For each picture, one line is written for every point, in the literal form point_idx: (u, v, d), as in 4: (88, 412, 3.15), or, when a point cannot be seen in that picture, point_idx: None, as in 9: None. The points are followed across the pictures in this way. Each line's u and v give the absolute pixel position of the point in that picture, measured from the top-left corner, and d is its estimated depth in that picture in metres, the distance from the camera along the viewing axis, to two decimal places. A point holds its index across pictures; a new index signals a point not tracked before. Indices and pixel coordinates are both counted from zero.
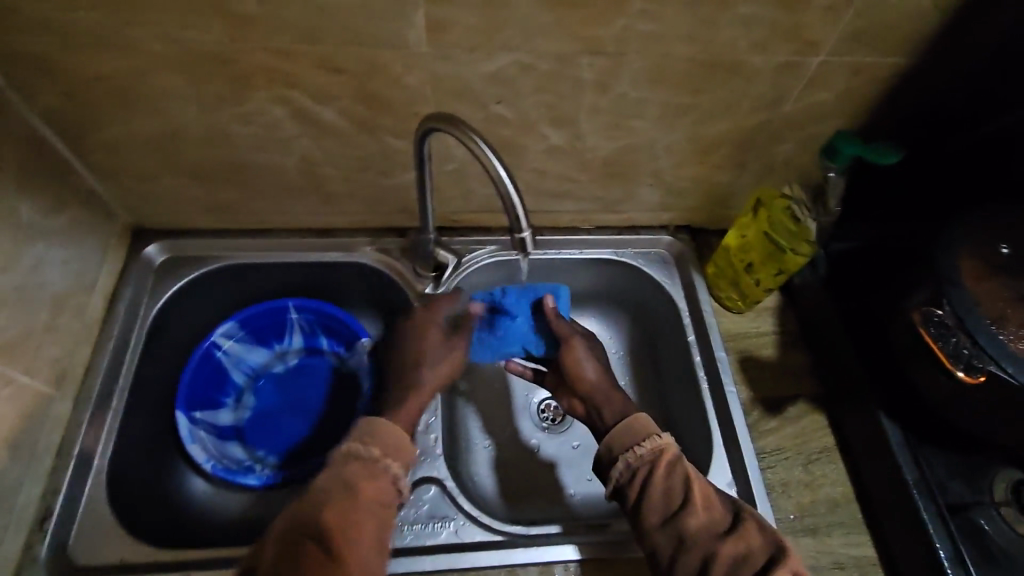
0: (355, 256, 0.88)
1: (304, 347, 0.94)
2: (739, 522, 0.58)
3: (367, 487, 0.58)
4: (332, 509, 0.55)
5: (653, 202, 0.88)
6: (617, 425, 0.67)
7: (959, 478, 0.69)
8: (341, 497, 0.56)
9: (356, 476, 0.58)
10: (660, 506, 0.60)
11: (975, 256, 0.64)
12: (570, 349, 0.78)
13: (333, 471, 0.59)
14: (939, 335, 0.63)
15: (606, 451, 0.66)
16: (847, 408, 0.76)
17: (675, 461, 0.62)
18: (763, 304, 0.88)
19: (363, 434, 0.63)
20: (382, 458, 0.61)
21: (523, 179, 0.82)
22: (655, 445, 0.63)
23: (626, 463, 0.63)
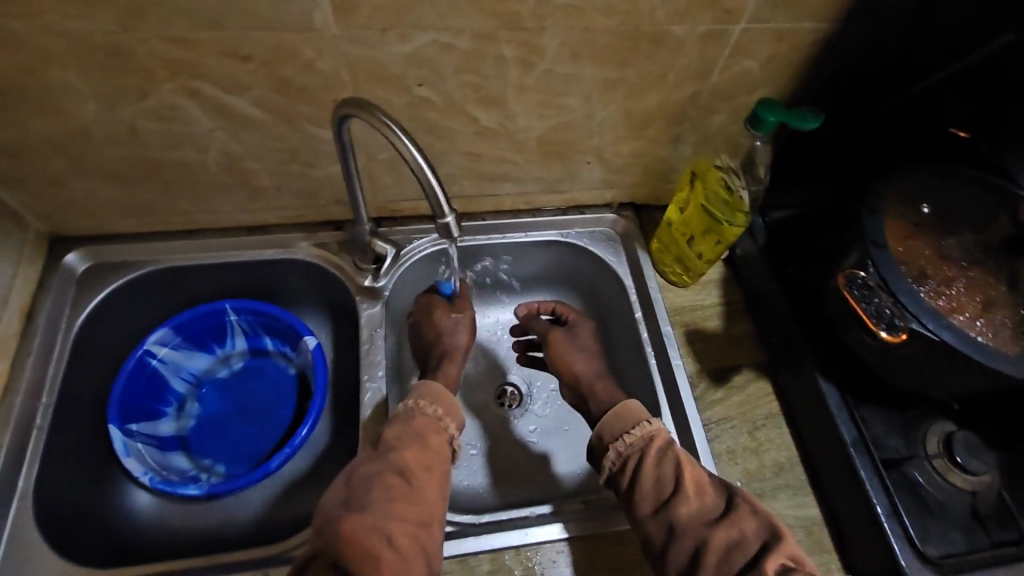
0: (293, 252, 0.85)
1: (249, 349, 0.91)
2: (730, 507, 0.59)
3: (433, 438, 0.64)
4: (410, 454, 0.61)
5: (594, 180, 0.88)
6: (606, 414, 0.70)
7: (894, 433, 0.71)
8: (413, 443, 0.63)
9: (424, 429, 0.65)
10: (652, 494, 0.63)
11: (899, 216, 0.65)
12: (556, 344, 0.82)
13: (400, 423, 0.65)
14: (862, 297, 0.60)
15: (596, 440, 0.69)
16: (789, 373, 0.78)
17: (663, 448, 0.65)
18: (708, 276, 0.89)
19: (428, 395, 0.68)
20: (445, 418, 0.67)
21: (458, 163, 0.80)
22: (645, 432, 0.66)
23: (618, 452, 0.66)
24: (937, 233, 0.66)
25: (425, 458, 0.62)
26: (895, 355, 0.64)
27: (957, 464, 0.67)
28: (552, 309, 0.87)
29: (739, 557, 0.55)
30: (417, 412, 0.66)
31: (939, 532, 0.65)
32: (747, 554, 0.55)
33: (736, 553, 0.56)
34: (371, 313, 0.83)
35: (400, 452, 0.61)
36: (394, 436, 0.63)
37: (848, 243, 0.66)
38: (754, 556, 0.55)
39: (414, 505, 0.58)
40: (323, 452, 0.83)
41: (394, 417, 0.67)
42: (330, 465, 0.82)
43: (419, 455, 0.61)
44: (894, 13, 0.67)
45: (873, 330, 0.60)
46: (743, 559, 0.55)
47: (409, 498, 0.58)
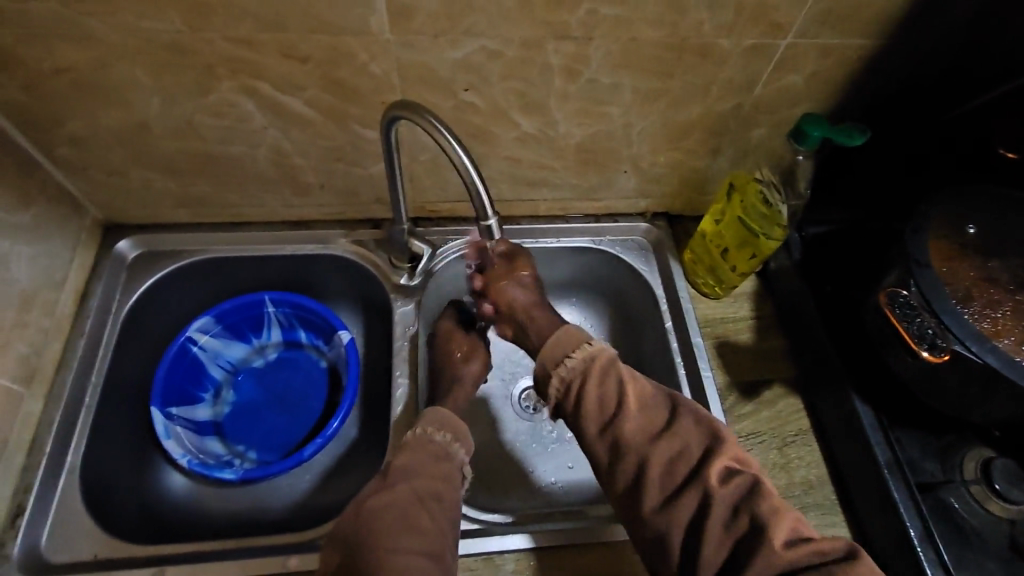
0: (332, 249, 0.88)
1: (284, 341, 0.93)
2: (673, 421, 0.61)
3: (443, 467, 0.64)
4: (418, 484, 0.61)
5: (630, 189, 0.88)
6: (547, 342, 0.69)
7: (931, 457, 0.70)
8: (422, 472, 0.63)
9: (434, 458, 0.65)
10: (595, 414, 0.63)
11: (945, 236, 0.64)
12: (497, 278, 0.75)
13: (412, 452, 0.65)
14: (904, 317, 0.63)
15: (539, 367, 0.67)
16: (822, 391, 0.77)
17: (606, 368, 0.64)
18: (740, 289, 0.88)
19: (436, 422, 0.67)
20: (453, 443, 0.66)
21: (497, 168, 0.81)
22: (585, 354, 0.66)
23: (560, 377, 0.65)
24: (983, 254, 0.65)
25: (433, 488, 0.62)
26: (934, 376, 0.63)
27: (996, 491, 0.66)
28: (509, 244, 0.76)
29: (682, 467, 0.58)
30: (428, 442, 0.66)
31: (976, 560, 0.64)
32: (690, 465, 0.58)
33: (680, 463, 0.58)
34: (405, 312, 0.85)
35: (410, 483, 0.61)
36: (405, 466, 0.63)
37: (890, 261, 0.66)
38: (697, 464, 0.58)
39: (423, 536, 0.58)
40: (352, 445, 0.85)
41: (403, 445, 0.66)
42: (358, 457, 0.84)
43: (429, 486, 0.62)
44: (947, 32, 0.67)
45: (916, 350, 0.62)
46: (687, 469, 0.58)
47: (418, 529, 0.58)
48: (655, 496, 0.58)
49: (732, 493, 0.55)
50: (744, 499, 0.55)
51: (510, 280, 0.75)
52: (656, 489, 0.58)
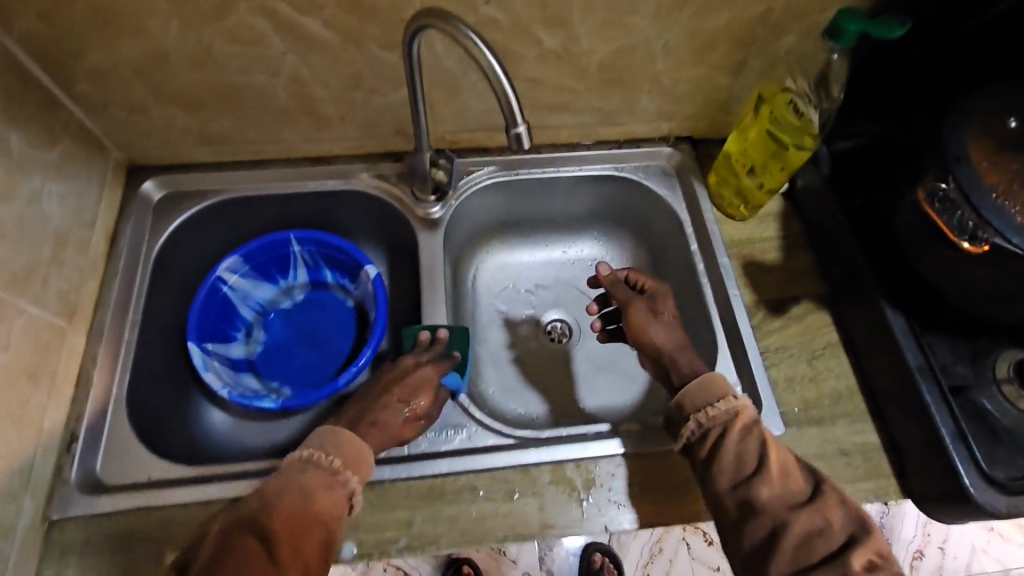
0: (353, 184, 0.87)
1: (310, 282, 0.95)
2: (817, 496, 0.59)
3: (322, 498, 0.57)
4: (282, 519, 0.54)
5: (654, 111, 0.87)
6: (690, 383, 0.68)
7: (962, 361, 0.69)
8: (294, 502, 0.56)
9: (313, 487, 0.58)
10: (731, 469, 0.62)
11: (985, 133, 0.62)
12: (629, 319, 0.78)
13: (289, 476, 0.58)
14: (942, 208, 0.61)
15: (676, 407, 0.67)
16: (850, 304, 0.77)
17: (748, 425, 0.64)
18: (766, 210, 0.88)
19: (328, 442, 0.62)
20: (343, 470, 0.60)
21: (519, 91, 0.80)
22: (731, 406, 0.65)
23: (698, 423, 0.65)
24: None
25: (302, 523, 0.55)
26: (975, 275, 0.63)
27: None
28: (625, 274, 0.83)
29: (820, 546, 0.56)
30: (315, 465, 0.60)
31: (1007, 457, 0.64)
32: (830, 546, 0.56)
33: (818, 540, 0.56)
34: (431, 242, 0.85)
35: (273, 515, 0.54)
36: (278, 485, 0.57)
37: (920, 167, 0.64)
38: (838, 547, 0.56)
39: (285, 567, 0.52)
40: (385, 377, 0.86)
41: (283, 469, 0.60)
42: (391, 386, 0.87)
43: (294, 521, 0.54)
44: None
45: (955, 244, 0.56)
46: (827, 548, 0.56)
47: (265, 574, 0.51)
48: (785, 565, 0.56)
49: None
50: None
51: (655, 318, 0.77)
52: (784, 562, 0.56)
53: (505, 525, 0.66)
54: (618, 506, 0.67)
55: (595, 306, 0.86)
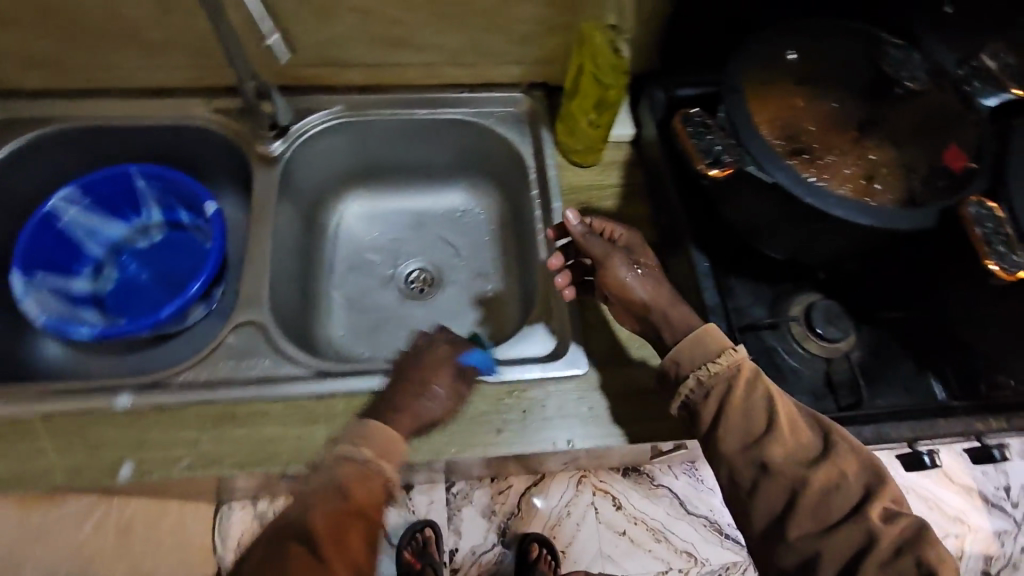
0: (192, 119, 0.85)
1: (166, 222, 0.93)
2: (829, 448, 0.56)
3: (357, 490, 0.58)
4: (321, 519, 0.56)
5: (498, 53, 0.86)
6: (684, 339, 0.62)
7: (760, 303, 0.70)
8: (332, 501, 0.57)
9: (347, 481, 0.58)
10: (739, 428, 0.58)
11: (765, 65, 0.61)
12: (609, 273, 0.67)
13: (324, 472, 0.59)
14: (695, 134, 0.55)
15: (671, 363, 0.62)
16: (671, 251, 0.77)
17: (751, 379, 0.59)
18: (610, 159, 0.87)
19: (356, 437, 0.61)
20: (378, 459, 0.60)
21: (346, 21, 0.78)
22: (730, 359, 0.60)
23: (699, 381, 0.60)
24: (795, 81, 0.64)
25: (339, 521, 0.56)
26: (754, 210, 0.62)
27: (815, 332, 0.66)
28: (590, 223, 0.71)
29: (840, 500, 0.54)
30: (346, 463, 0.60)
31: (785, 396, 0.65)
32: (849, 500, 0.53)
33: (836, 496, 0.54)
34: (267, 179, 0.84)
35: (310, 514, 0.56)
36: (313, 491, 0.58)
37: None
38: (856, 502, 0.53)
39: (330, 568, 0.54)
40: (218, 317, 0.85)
41: (319, 466, 0.61)
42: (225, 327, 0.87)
43: (332, 521, 0.56)
44: None
45: (705, 169, 0.54)
46: (845, 505, 0.54)
47: None
48: (806, 526, 0.54)
49: (896, 534, 0.51)
50: (910, 543, 0.51)
51: (635, 270, 0.67)
52: (807, 520, 0.54)
53: (293, 449, 0.65)
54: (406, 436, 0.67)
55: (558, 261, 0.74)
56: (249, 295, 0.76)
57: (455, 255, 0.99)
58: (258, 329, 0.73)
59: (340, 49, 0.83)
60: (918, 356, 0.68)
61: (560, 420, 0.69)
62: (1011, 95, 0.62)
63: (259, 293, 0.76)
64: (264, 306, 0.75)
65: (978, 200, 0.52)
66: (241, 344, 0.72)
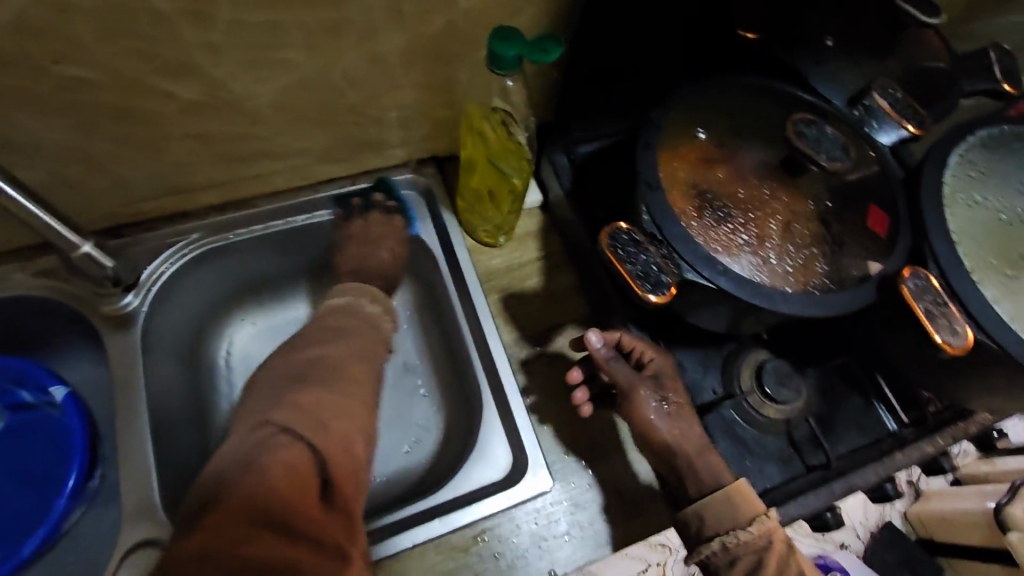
0: (6, 289, 0.68)
1: (4, 408, 0.74)
2: None
3: (371, 334, 0.66)
4: (351, 340, 0.63)
5: (376, 140, 0.75)
6: (714, 495, 0.58)
7: (712, 372, 0.68)
8: (355, 335, 0.64)
9: (362, 322, 0.66)
10: None
11: (673, 148, 0.58)
12: (633, 406, 0.62)
13: (345, 316, 0.66)
14: (623, 254, 0.49)
15: (694, 516, 0.59)
16: (609, 325, 0.72)
17: (783, 555, 0.55)
18: (523, 230, 0.81)
19: (363, 291, 0.70)
20: (384, 315, 0.69)
21: (183, 148, 0.64)
22: (764, 529, 0.56)
23: (724, 546, 0.57)
24: (711, 155, 0.60)
25: (364, 351, 0.63)
26: (693, 298, 0.59)
27: (768, 396, 0.64)
28: (618, 341, 0.64)
29: None
30: (361, 312, 0.68)
31: (755, 468, 0.64)
32: None
33: None
34: (126, 345, 0.69)
35: (343, 338, 0.63)
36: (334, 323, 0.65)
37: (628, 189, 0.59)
38: None
39: (354, 385, 0.59)
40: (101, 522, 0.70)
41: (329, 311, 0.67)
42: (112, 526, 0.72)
43: (360, 347, 0.63)
44: None
45: (646, 297, 0.47)
46: None
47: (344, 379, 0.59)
48: None
49: None
50: None
51: (661, 409, 0.62)
52: None
53: None
54: None
55: (579, 373, 0.66)
56: (139, 505, 0.62)
57: None
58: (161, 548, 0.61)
59: (184, 176, 0.68)
60: (863, 391, 0.68)
61: (537, 553, 0.64)
62: (906, 132, 0.62)
63: (149, 501, 0.62)
64: (160, 513, 0.62)
65: (913, 270, 0.50)
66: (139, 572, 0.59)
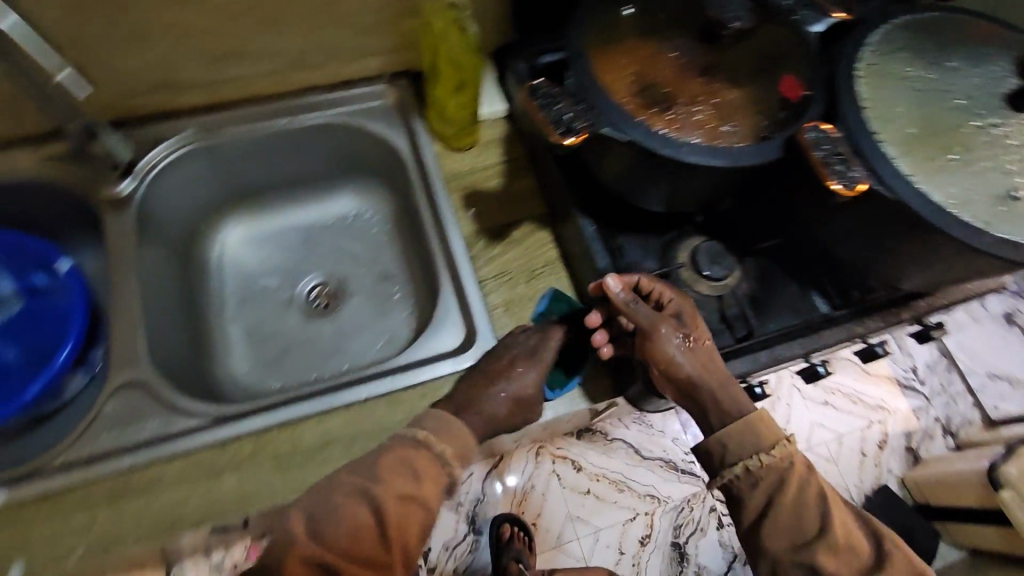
0: (15, 172, 0.76)
1: None
2: (885, 556, 0.57)
3: (424, 486, 0.58)
4: (389, 487, 0.56)
5: (348, 47, 0.81)
6: (737, 423, 0.59)
7: (651, 256, 0.72)
8: (404, 479, 0.57)
9: (410, 467, 0.58)
10: (788, 529, 0.57)
11: (603, 28, 0.62)
12: (655, 345, 0.60)
13: (398, 452, 0.59)
14: (544, 102, 0.55)
15: (717, 444, 0.60)
16: (561, 220, 0.77)
17: (802, 476, 0.58)
18: (488, 138, 0.86)
19: (437, 426, 0.60)
20: (450, 462, 0.59)
21: (168, 41, 0.72)
22: (784, 452, 0.58)
23: (748, 469, 0.58)
24: (636, 34, 0.64)
25: (403, 490, 0.57)
26: (620, 170, 0.63)
27: (703, 273, 0.69)
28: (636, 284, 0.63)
29: None
30: (421, 446, 0.59)
31: None
32: None
33: None
34: (121, 223, 0.77)
35: (380, 487, 0.56)
36: (383, 467, 0.57)
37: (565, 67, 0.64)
38: None
39: (361, 549, 0.55)
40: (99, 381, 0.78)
41: (396, 441, 0.60)
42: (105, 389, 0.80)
43: (398, 496, 0.56)
44: None
45: (560, 139, 0.54)
46: None
47: (371, 534, 0.55)
48: None
49: None
50: None
51: (683, 344, 0.60)
52: None
53: (200, 506, 0.62)
54: (326, 462, 0.65)
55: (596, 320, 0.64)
56: (126, 355, 0.69)
57: (356, 260, 0.94)
58: (143, 391, 0.68)
59: (171, 71, 0.76)
60: (799, 277, 0.72)
61: None
62: (835, 19, 0.63)
63: (137, 350, 0.70)
64: (144, 362, 0.69)
65: (813, 125, 0.54)
66: (121, 410, 0.67)
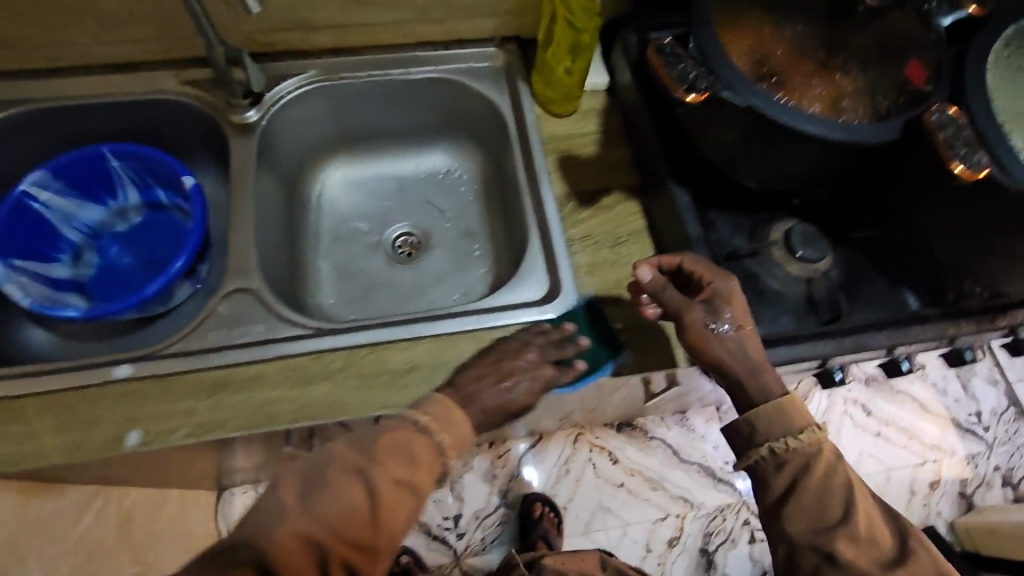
0: (160, 90, 0.84)
1: (144, 202, 0.92)
2: (906, 557, 0.54)
3: (420, 475, 0.50)
4: (392, 470, 0.49)
5: (467, 7, 0.85)
6: (768, 404, 0.58)
7: (741, 234, 0.73)
8: (400, 465, 0.49)
9: (404, 451, 0.50)
10: (806, 512, 0.55)
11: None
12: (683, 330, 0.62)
13: (399, 434, 0.51)
14: (670, 58, 0.58)
15: (746, 421, 0.59)
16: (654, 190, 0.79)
17: (832, 464, 0.56)
18: (588, 108, 0.88)
19: (436, 413, 0.53)
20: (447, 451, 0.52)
21: None
22: (814, 438, 0.57)
23: (774, 451, 0.57)
24: (762, 8, 0.65)
25: (404, 477, 0.49)
26: (727, 140, 0.65)
27: (799, 255, 0.70)
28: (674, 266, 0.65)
29: None
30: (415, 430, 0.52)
31: (771, 316, 0.68)
32: None
33: None
34: (244, 147, 0.83)
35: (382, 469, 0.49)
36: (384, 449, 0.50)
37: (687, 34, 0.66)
38: None
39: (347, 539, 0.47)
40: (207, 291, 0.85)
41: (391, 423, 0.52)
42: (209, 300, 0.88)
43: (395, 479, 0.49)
44: None
45: (684, 96, 0.57)
46: None
47: (341, 526, 0.47)
48: None
49: None
50: None
51: (713, 328, 0.61)
52: None
53: (291, 405, 0.67)
54: (407, 385, 0.69)
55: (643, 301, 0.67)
56: (237, 264, 0.76)
57: (442, 216, 0.98)
58: (250, 296, 0.74)
59: (307, 12, 0.82)
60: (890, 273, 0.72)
61: None
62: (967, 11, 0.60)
63: (246, 262, 0.76)
64: (253, 273, 0.76)
65: (940, 106, 0.55)
66: (229, 312, 0.73)
